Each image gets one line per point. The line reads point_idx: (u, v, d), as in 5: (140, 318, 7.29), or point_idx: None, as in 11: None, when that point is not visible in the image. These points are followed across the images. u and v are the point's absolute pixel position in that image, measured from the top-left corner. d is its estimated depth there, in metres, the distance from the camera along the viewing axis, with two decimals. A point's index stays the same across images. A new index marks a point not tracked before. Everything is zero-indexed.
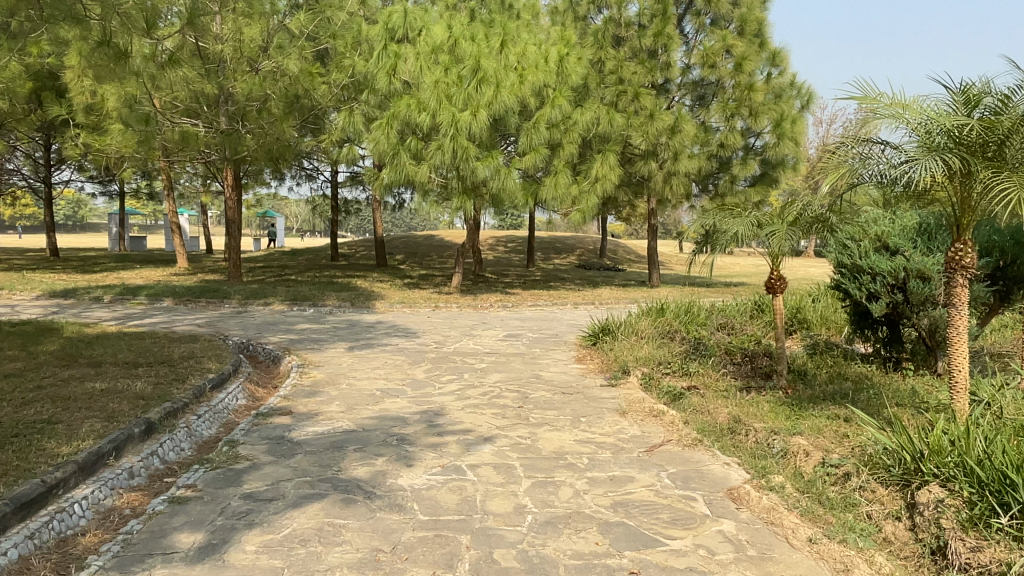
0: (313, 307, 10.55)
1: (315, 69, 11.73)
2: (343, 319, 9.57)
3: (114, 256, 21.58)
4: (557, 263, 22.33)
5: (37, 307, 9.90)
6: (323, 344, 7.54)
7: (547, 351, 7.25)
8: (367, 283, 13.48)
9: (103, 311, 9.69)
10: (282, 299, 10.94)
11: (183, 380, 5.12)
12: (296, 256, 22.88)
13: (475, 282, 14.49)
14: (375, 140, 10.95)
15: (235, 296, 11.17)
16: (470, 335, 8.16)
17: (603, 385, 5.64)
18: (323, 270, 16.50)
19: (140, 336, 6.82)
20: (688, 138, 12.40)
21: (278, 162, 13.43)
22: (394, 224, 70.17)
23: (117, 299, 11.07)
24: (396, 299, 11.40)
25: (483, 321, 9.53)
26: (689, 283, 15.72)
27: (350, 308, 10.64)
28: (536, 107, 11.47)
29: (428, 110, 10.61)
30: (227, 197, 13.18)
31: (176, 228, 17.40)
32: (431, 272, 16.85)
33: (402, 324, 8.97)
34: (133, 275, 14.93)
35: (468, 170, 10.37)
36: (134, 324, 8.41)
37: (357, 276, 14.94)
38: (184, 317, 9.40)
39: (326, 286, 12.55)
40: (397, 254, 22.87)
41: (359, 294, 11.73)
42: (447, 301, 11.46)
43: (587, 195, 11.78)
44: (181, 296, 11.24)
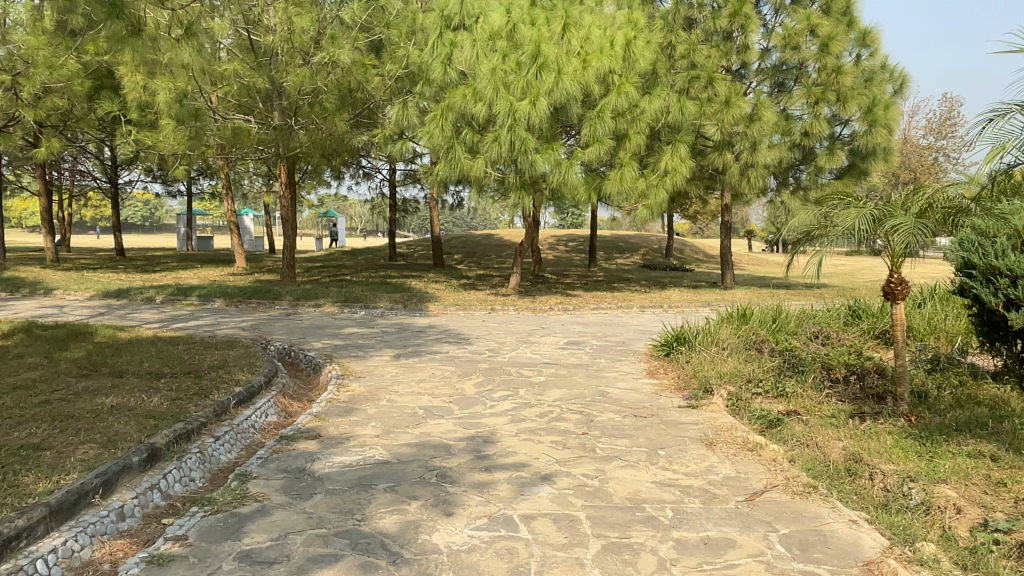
0: (365, 310, 10.04)
1: (369, 60, 11.21)
2: (394, 322, 8.99)
3: (178, 256, 21.74)
4: (621, 262, 21.40)
5: (87, 308, 9.68)
6: (368, 350, 6.93)
7: (614, 362, 6.46)
8: (422, 284, 12.92)
9: (151, 313, 9.38)
10: (333, 300, 10.46)
11: (205, 394, 4.57)
12: (355, 255, 22.63)
13: (535, 282, 13.76)
14: (430, 133, 10.39)
15: (286, 297, 10.76)
16: (529, 342, 7.44)
17: (682, 406, 4.83)
18: (380, 271, 16.00)
19: (174, 342, 6.36)
20: (767, 127, 11.40)
21: (332, 159, 13.00)
22: (455, 224, 70.23)
23: (168, 300, 10.81)
24: (451, 300, 10.79)
25: (542, 326, 8.80)
26: (767, 284, 14.66)
27: (402, 310, 10.07)
28: (601, 95, 10.69)
29: (485, 100, 9.95)
30: (281, 195, 12.81)
31: (235, 227, 17.26)
32: (490, 273, 16.21)
33: (456, 329, 8.31)
34: (190, 274, 14.79)
35: (527, 163, 9.67)
36: (175, 327, 8.01)
37: (413, 276, 14.43)
38: (230, 318, 8.99)
39: (379, 287, 12.04)
40: (455, 253, 22.37)
41: (413, 295, 11.16)
42: (505, 303, 10.78)
43: (656, 189, 10.92)
44: (232, 296, 10.90)
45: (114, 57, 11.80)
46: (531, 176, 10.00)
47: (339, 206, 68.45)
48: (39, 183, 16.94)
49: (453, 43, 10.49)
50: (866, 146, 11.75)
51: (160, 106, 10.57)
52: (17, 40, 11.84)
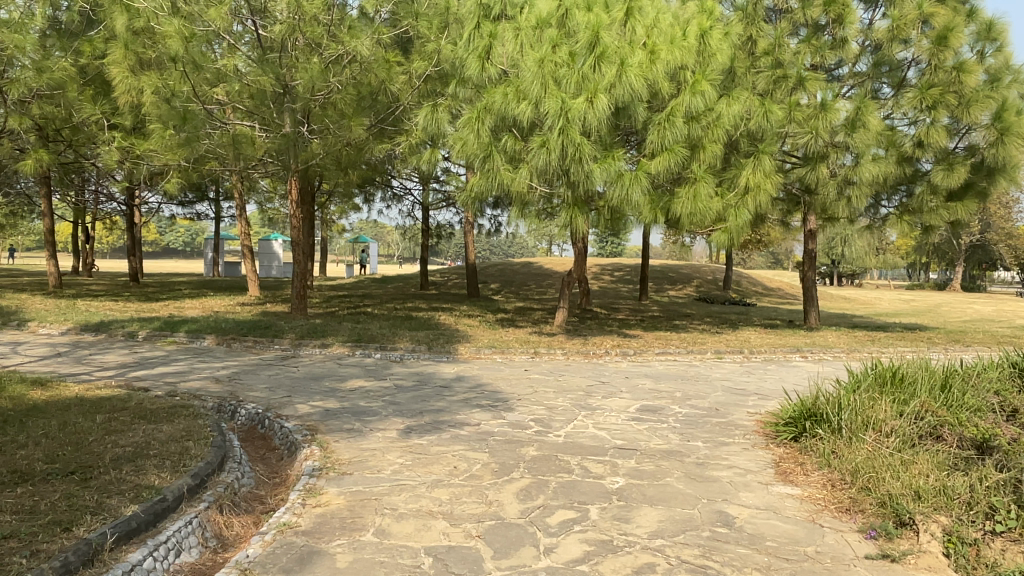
0: (381, 354, 8.18)
1: (394, 57, 9.53)
2: (412, 371, 7.11)
3: (196, 283, 20.31)
4: (673, 295, 19.29)
5: (47, 346, 7.99)
6: (370, 417, 5.04)
7: (717, 449, 4.44)
8: (453, 319, 11.05)
9: (120, 354, 7.65)
10: (344, 340, 8.64)
11: (66, 526, 2.72)
12: (384, 284, 20.99)
13: (583, 319, 11.79)
14: (463, 140, 8.62)
15: (288, 335, 8.97)
16: (587, 409, 5.45)
17: (873, 557, 2.86)
18: (406, 303, 14.06)
19: (98, 406, 4.56)
20: (871, 136, 9.41)
21: (352, 174, 11.34)
22: (491, 250, 68.99)
23: (153, 336, 9.09)
24: (485, 342, 8.89)
25: (601, 380, 6.86)
26: (856, 325, 12.55)
27: (425, 355, 8.20)
28: (670, 97, 8.84)
29: (530, 98, 8.13)
30: (291, 217, 10.82)
31: (249, 253, 15.59)
32: (531, 306, 14.33)
33: (489, 384, 6.38)
34: (195, 304, 13.16)
35: (582, 174, 7.79)
36: (130, 377, 6.23)
37: (443, 309, 12.63)
38: (210, 364, 7.21)
39: (401, 323, 10.22)
40: (492, 282, 20.55)
41: (441, 334, 9.29)
42: (551, 346, 8.85)
43: (736, 209, 9.04)
44: (227, 333, 9.15)
45: (107, 58, 10.30)
46: (586, 192, 8.14)
47: (377, 231, 67.61)
48: (43, 201, 15.76)
49: (492, 35, 8.69)
50: (991, 161, 9.65)
51: (148, 108, 8.98)
52: None
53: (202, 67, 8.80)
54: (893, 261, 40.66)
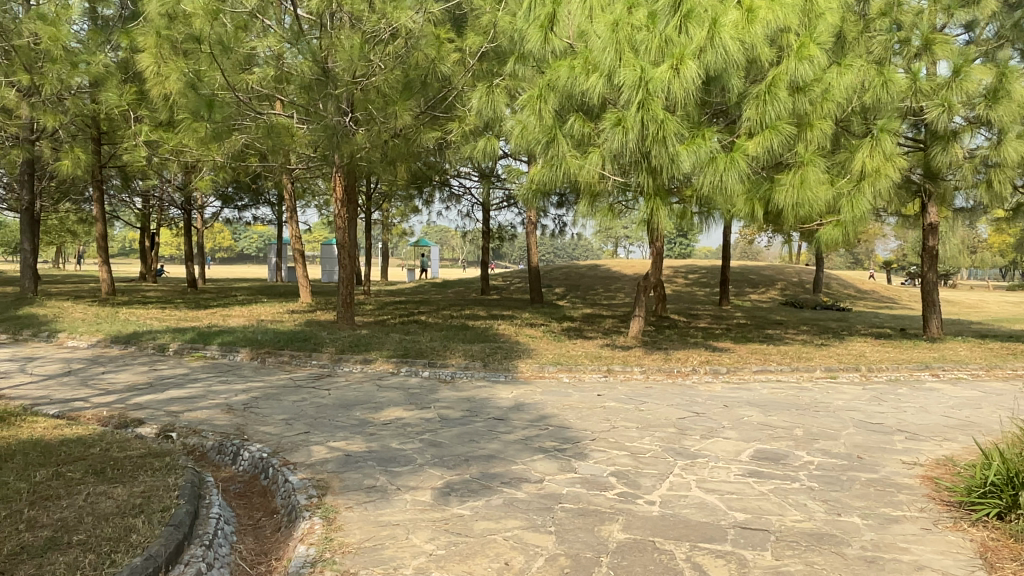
0: (430, 372, 7.04)
1: (445, 33, 8.40)
2: (463, 396, 5.93)
3: (254, 289, 19.73)
4: (755, 299, 17.63)
5: (62, 362, 7.15)
6: (401, 466, 3.86)
7: (885, 534, 3.09)
8: (514, 329, 9.85)
9: (136, 372, 6.72)
10: (388, 355, 7.54)
11: None
12: (445, 289, 20.01)
13: (662, 328, 10.41)
14: (522, 125, 7.38)
15: (328, 348, 7.93)
16: (685, 455, 4.15)
17: None
18: (464, 310, 13.00)
19: (49, 454, 3.52)
20: (1019, 108, 7.74)
21: (403, 169, 10.31)
22: (555, 254, 67.86)
23: (183, 349, 8.19)
24: (550, 358, 7.62)
25: (695, 410, 5.53)
26: (982, 335, 10.80)
27: (481, 375, 7.01)
28: (769, 66, 7.42)
29: (602, 70, 6.83)
30: (338, 217, 9.92)
31: (299, 256, 14.70)
32: (601, 313, 13.03)
33: (556, 416, 5.14)
34: (241, 312, 12.36)
35: (666, 158, 6.43)
36: (130, 403, 5.24)
37: (503, 317, 11.48)
38: (230, 385, 6.19)
39: (456, 334, 9.10)
40: (557, 287, 19.32)
41: (500, 348, 8.09)
42: (628, 363, 7.54)
43: (851, 198, 7.54)
44: (263, 345, 8.18)
45: (140, 47, 9.51)
46: (670, 179, 6.78)
47: (442, 235, 67.42)
48: (96, 205, 15.38)
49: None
50: None
51: (175, 96, 8.08)
52: (32, 31, 9.76)
53: (231, 49, 7.86)
54: (992, 260, 37.50)
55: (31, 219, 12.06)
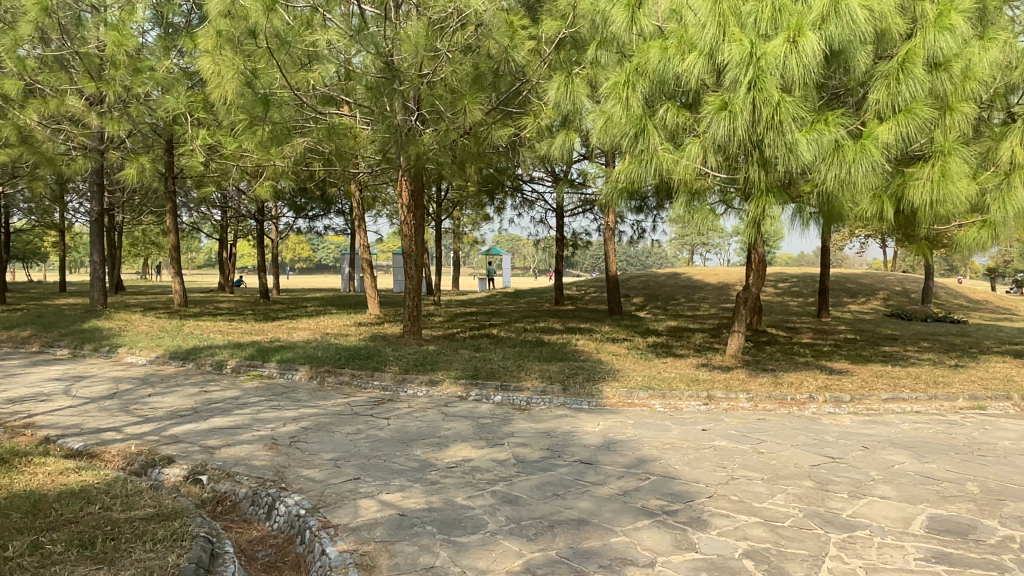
0: (503, 398, 6.22)
1: (518, 19, 7.59)
2: (542, 429, 5.06)
3: (325, 300, 19.48)
4: (857, 311, 16.10)
5: (112, 382, 6.65)
6: (469, 535, 3.01)
7: None
8: (594, 345, 8.94)
9: (184, 395, 6.14)
10: (457, 376, 6.75)
11: None
12: (518, 299, 19.24)
13: (761, 344, 9.29)
14: (606, 116, 6.52)
15: (391, 367, 7.21)
16: (838, 527, 3.16)
17: None
18: (538, 322, 12.19)
19: (36, 514, 2.83)
20: None
21: (473, 172, 9.57)
22: (628, 262, 66.37)
23: (240, 367, 7.62)
24: (639, 381, 6.68)
25: (828, 456, 4.49)
26: None
27: (562, 401, 6.12)
28: (900, 39, 6.30)
29: (701, 49, 5.88)
30: (404, 224, 9.25)
31: (367, 266, 14.18)
32: (688, 327, 11.95)
33: (658, 459, 4.20)
34: (308, 325, 11.87)
35: (781, 147, 5.45)
36: (164, 435, 4.59)
37: (582, 331, 10.59)
38: (280, 410, 5.51)
39: (532, 350, 8.26)
40: (636, 297, 18.26)
41: (581, 368, 7.19)
42: (731, 388, 6.54)
43: (1004, 193, 6.31)
44: (323, 363, 7.53)
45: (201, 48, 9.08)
46: (785, 172, 5.76)
47: (513, 243, 67.09)
48: (170, 217, 15.44)
49: None
50: None
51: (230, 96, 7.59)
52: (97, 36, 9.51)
53: (289, 43, 7.28)
54: None
55: (100, 229, 11.95)
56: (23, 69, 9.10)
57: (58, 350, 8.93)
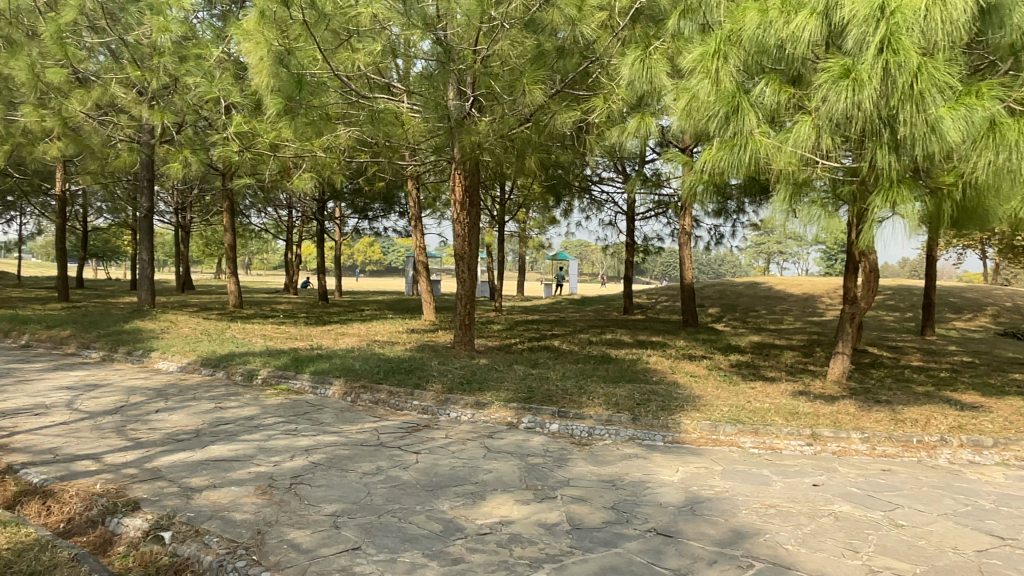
0: (559, 428, 5.23)
1: None
2: (605, 475, 4.03)
3: (383, 303, 18.88)
4: (964, 328, 14.37)
5: (126, 392, 5.97)
6: None
7: None
8: (668, 363, 7.81)
9: (196, 412, 5.38)
10: (507, 398, 5.78)
11: None
12: (584, 307, 18.19)
13: (863, 367, 8.00)
14: (691, 94, 5.47)
15: (435, 383, 6.32)
16: None
17: None
18: (604, 333, 11.14)
19: None
20: None
21: (535, 167, 8.61)
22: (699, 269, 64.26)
23: (271, 379, 6.86)
24: (724, 412, 5.56)
25: (996, 536, 3.29)
26: None
27: (630, 435, 5.10)
28: None
29: (814, 7, 4.76)
30: (457, 223, 8.37)
31: (422, 269, 13.41)
32: (773, 343, 10.69)
33: (762, 535, 3.12)
34: (358, 330, 11.16)
35: (921, 127, 4.26)
36: (145, 468, 3.78)
37: (654, 345, 9.49)
38: (296, 437, 4.67)
39: (596, 367, 7.23)
40: (712, 307, 16.92)
41: (654, 393, 6.11)
42: (838, 423, 5.35)
43: None
44: (360, 376, 6.69)
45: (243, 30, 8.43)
46: (922, 159, 4.54)
47: (580, 248, 65.96)
48: (228, 215, 15.16)
49: None
50: None
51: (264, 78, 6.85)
52: (143, 21, 9.00)
53: (328, 17, 6.48)
54: None
55: (150, 226, 11.60)
56: (66, 55, 8.50)
57: (91, 353, 8.41)
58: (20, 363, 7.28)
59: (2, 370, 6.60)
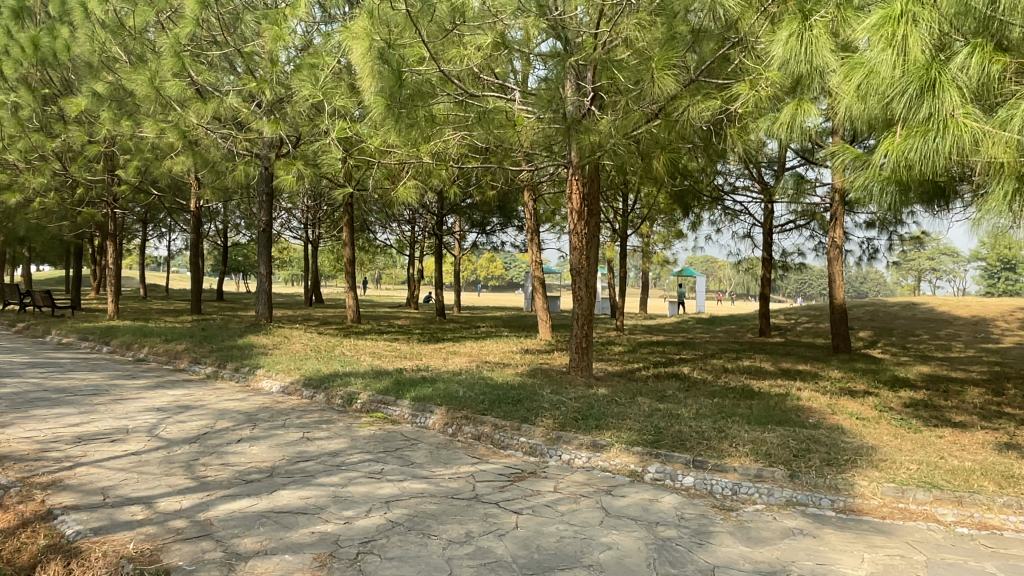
0: (695, 482, 4.27)
1: None
2: (764, 563, 3.02)
3: (501, 320, 18.28)
4: None
5: (216, 416, 5.54)
6: None
7: None
8: (826, 401, 6.55)
9: (281, 443, 4.82)
10: (631, 440, 4.83)
11: None
12: (714, 327, 16.76)
13: None
14: (868, 70, 4.30)
15: (547, 417, 5.46)
16: None
17: None
18: (741, 359, 9.88)
19: None
20: None
21: (663, 173, 7.58)
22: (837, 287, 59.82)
23: (369, 405, 6.26)
24: (912, 472, 4.36)
25: None
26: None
27: (787, 497, 4.07)
28: None
29: None
30: (574, 236, 7.48)
31: (539, 286, 12.62)
32: (949, 375, 9.03)
33: None
34: (470, 350, 10.51)
35: None
36: (194, 523, 3.16)
37: (802, 376, 8.17)
38: (379, 483, 3.96)
39: (736, 403, 6.12)
40: (862, 330, 15.03)
41: (814, 441, 4.96)
42: None
43: None
44: (463, 405, 5.94)
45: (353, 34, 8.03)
46: None
47: (707, 265, 63.30)
48: (347, 230, 15.12)
49: None
50: None
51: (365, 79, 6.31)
52: (259, 31, 8.85)
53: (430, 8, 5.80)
54: None
55: (268, 241, 11.56)
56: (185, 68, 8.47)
57: (200, 369, 8.22)
58: (127, 379, 7.13)
59: (104, 388, 6.41)
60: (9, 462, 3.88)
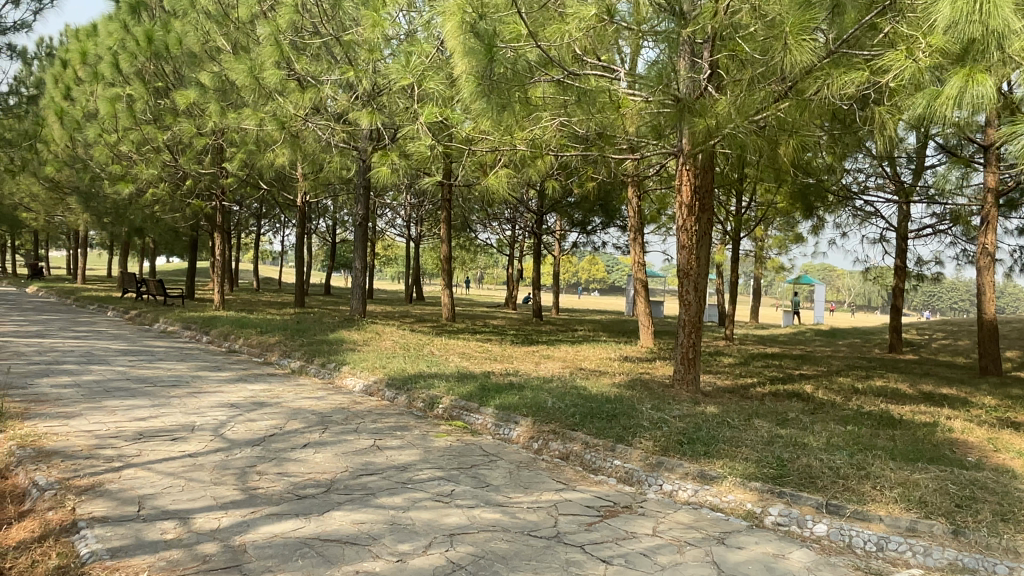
0: (830, 532, 3.48)
1: None
2: None
3: (601, 324, 17.51)
4: None
5: (287, 416, 5.19)
6: None
7: None
8: (986, 434, 5.47)
9: (349, 451, 4.38)
10: (747, 472, 4.07)
11: None
12: (835, 339, 15.34)
13: None
14: None
15: (647, 436, 4.76)
16: None
17: None
18: (870, 377, 8.74)
19: None
20: None
21: (789, 163, 6.64)
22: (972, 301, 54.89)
23: (451, 412, 5.75)
24: None
25: None
26: None
27: (952, 558, 3.19)
28: None
29: None
30: (684, 235, 6.68)
31: (642, 289, 11.81)
32: None
33: None
34: (565, 355, 9.88)
35: None
36: (224, 549, 2.71)
37: (950, 401, 7.01)
38: (447, 509, 3.41)
39: (873, 432, 5.19)
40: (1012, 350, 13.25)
41: (981, 487, 4.01)
42: None
43: None
44: (553, 416, 5.34)
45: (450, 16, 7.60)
46: None
47: (823, 273, 59.70)
48: (445, 225, 14.82)
49: None
50: None
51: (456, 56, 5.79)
52: (357, 17, 8.59)
53: None
54: None
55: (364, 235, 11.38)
56: None
57: (287, 363, 8.02)
58: (212, 370, 6.97)
59: (185, 379, 6.23)
60: (57, 459, 3.60)
